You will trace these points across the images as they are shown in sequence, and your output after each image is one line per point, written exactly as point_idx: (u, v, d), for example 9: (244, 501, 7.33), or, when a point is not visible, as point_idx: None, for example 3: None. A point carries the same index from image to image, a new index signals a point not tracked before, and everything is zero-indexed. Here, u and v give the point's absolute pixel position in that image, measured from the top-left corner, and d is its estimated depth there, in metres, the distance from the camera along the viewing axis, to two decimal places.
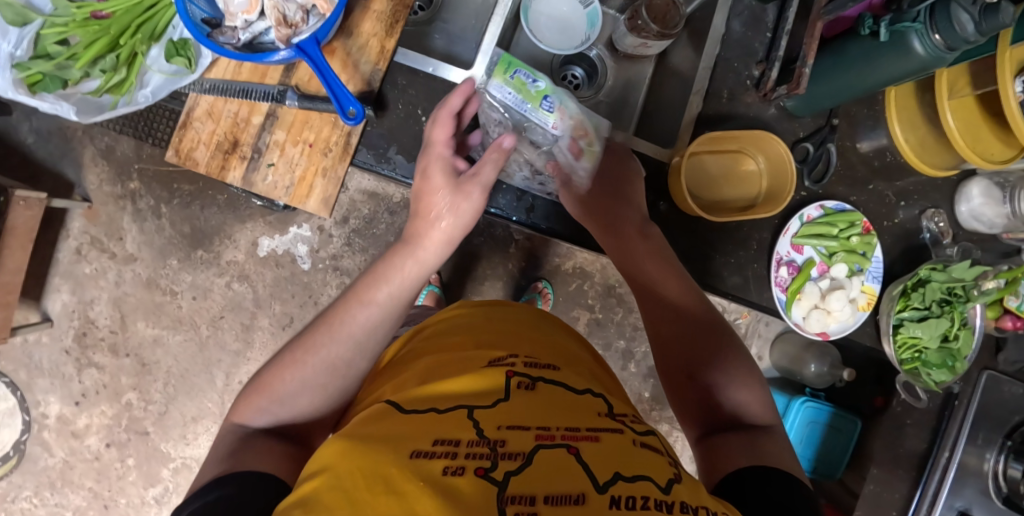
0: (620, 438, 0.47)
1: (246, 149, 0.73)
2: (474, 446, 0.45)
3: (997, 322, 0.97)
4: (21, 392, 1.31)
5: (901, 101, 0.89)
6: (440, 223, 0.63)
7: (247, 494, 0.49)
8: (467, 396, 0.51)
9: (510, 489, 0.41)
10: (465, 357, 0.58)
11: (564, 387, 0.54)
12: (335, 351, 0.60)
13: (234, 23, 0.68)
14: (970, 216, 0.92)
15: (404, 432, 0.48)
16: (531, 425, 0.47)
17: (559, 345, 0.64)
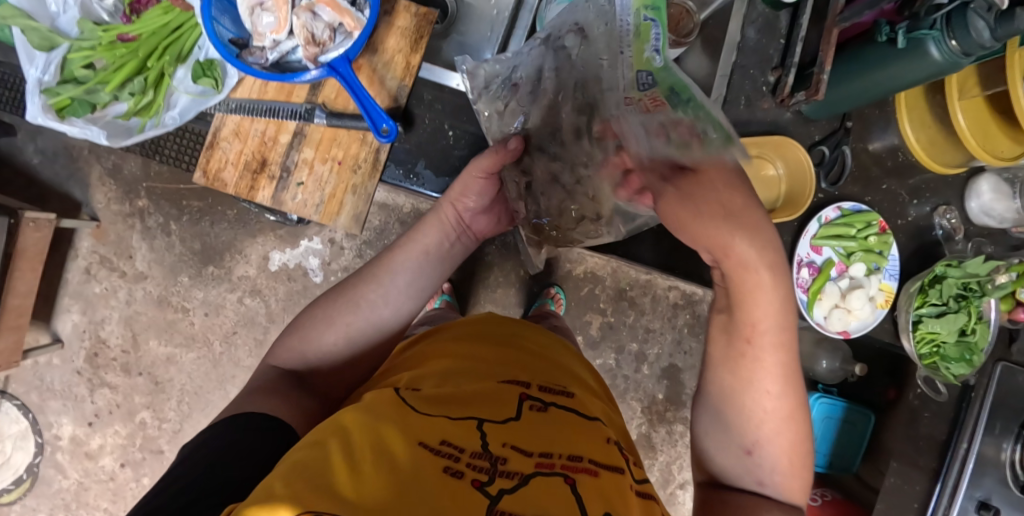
0: (616, 478, 0.47)
1: (274, 168, 0.74)
2: (477, 457, 0.46)
3: (1010, 315, 0.96)
4: (33, 414, 1.30)
5: (911, 100, 0.90)
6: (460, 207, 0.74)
7: (261, 428, 0.56)
8: (482, 406, 0.51)
9: (502, 504, 0.42)
10: (481, 368, 0.58)
11: (574, 414, 0.54)
12: (365, 292, 0.69)
13: (262, 43, 0.69)
14: (981, 212, 0.94)
15: (413, 419, 0.48)
16: (534, 451, 0.47)
17: (572, 370, 0.65)
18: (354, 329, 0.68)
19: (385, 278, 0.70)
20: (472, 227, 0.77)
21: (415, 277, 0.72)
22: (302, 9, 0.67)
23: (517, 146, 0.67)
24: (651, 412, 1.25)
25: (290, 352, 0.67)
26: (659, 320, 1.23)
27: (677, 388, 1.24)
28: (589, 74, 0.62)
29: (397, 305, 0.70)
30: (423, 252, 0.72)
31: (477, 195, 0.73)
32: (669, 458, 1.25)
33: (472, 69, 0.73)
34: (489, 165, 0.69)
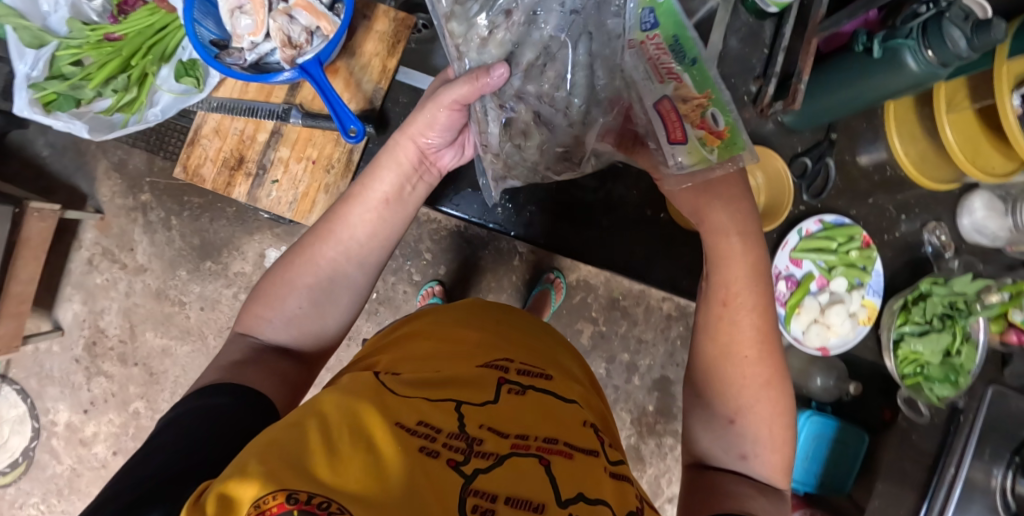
0: (595, 461, 0.44)
1: (251, 165, 0.75)
2: (453, 438, 0.43)
3: (1002, 337, 0.92)
4: (31, 400, 1.34)
5: (900, 113, 0.88)
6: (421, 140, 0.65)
7: (237, 406, 0.53)
8: (460, 388, 0.48)
9: (477, 483, 0.39)
10: (461, 351, 0.56)
11: (553, 396, 0.51)
12: (323, 250, 0.64)
13: (241, 44, 0.70)
14: (973, 229, 0.91)
15: (389, 401, 0.45)
16: (510, 432, 0.44)
17: (552, 357, 0.61)
18: (318, 291, 0.64)
19: (343, 233, 0.64)
20: (439, 162, 0.69)
21: (377, 228, 0.65)
22: (280, 13, 0.68)
23: (500, 77, 0.52)
24: (640, 423, 1.23)
25: (255, 320, 0.63)
26: (651, 331, 1.21)
27: (668, 400, 1.22)
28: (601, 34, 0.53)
29: (361, 259, 0.65)
30: (379, 199, 0.65)
31: (443, 129, 0.63)
32: (655, 472, 1.23)
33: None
34: (462, 97, 0.56)
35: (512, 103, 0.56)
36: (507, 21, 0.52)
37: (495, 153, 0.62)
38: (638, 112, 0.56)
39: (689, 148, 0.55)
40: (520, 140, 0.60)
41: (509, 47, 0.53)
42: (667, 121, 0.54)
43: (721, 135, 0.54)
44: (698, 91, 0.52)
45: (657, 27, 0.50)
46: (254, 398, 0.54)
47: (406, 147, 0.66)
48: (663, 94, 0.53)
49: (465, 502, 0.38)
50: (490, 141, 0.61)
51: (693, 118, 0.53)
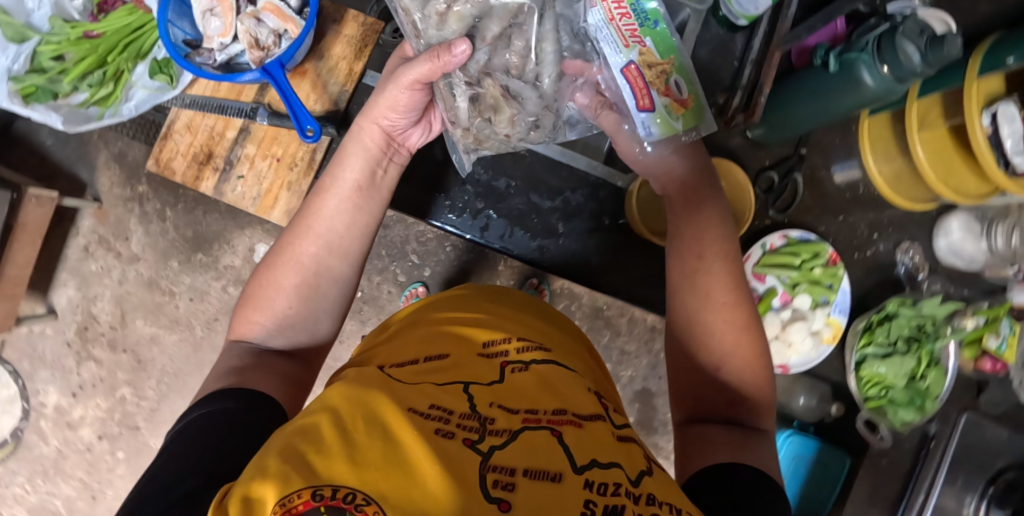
0: (600, 426, 0.44)
1: (219, 161, 0.78)
2: (466, 418, 0.43)
3: (976, 364, 0.90)
4: (23, 381, 1.37)
5: (874, 131, 0.86)
6: (383, 123, 0.64)
7: (249, 410, 0.49)
8: (464, 371, 0.48)
9: (495, 460, 0.39)
10: (459, 331, 0.55)
11: (557, 368, 0.51)
12: (302, 247, 0.61)
13: (211, 45, 0.73)
14: (949, 251, 0.90)
15: (397, 390, 0.45)
16: (520, 408, 0.44)
17: (548, 331, 0.60)
18: (306, 290, 0.61)
19: (320, 227, 0.62)
20: (407, 142, 0.68)
21: (354, 218, 0.63)
22: (248, 16, 0.71)
23: (462, 52, 0.52)
24: None
25: (246, 325, 0.60)
26: (635, 342, 1.19)
27: (647, 413, 1.21)
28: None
29: (343, 250, 0.62)
30: (350, 187, 0.63)
31: (406, 110, 0.62)
32: None
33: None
34: (422, 77, 0.56)
35: (477, 77, 0.56)
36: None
37: (465, 129, 0.62)
38: (603, 80, 0.62)
39: (657, 118, 0.61)
40: (490, 119, 0.60)
41: (472, 20, 0.53)
42: (635, 88, 0.60)
43: (684, 103, 0.62)
44: (659, 58, 0.60)
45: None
46: (264, 401, 0.51)
47: (370, 131, 0.65)
48: (629, 60, 0.59)
49: (485, 478, 0.38)
50: (459, 115, 0.60)
51: (658, 84, 0.60)
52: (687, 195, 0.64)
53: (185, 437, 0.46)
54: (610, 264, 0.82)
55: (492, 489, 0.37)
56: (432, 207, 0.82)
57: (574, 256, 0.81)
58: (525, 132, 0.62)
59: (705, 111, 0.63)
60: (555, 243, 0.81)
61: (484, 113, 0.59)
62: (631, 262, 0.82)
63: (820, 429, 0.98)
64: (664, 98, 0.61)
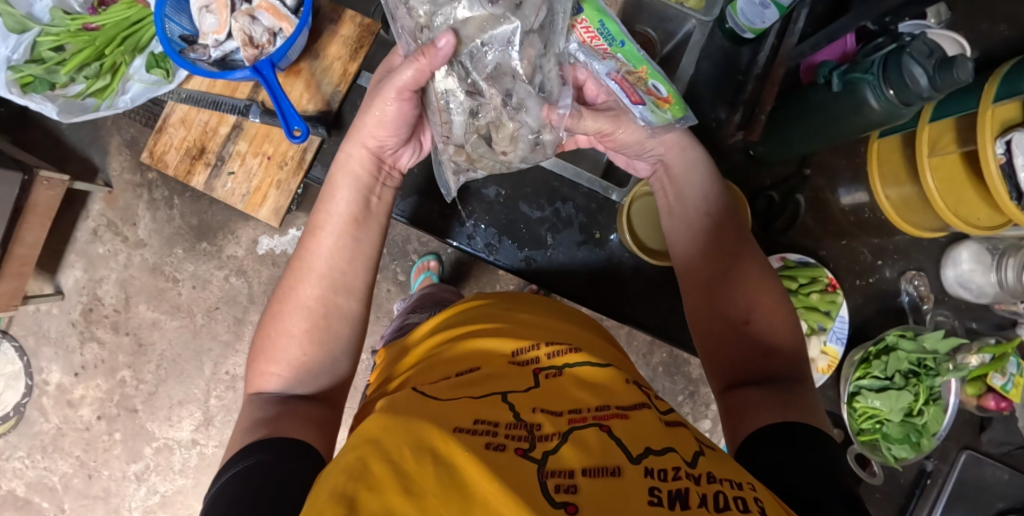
0: (648, 414, 0.42)
1: (211, 156, 0.78)
2: (512, 428, 0.41)
3: (979, 401, 0.87)
4: (27, 358, 1.37)
5: (883, 154, 0.84)
6: (367, 146, 0.63)
7: (284, 459, 0.47)
8: (500, 380, 0.47)
9: (551, 465, 0.37)
10: (479, 338, 0.53)
11: (588, 362, 0.48)
12: (307, 291, 0.59)
13: (206, 41, 0.74)
14: (957, 282, 0.86)
15: (436, 412, 0.43)
16: (564, 409, 0.42)
17: (583, 332, 0.57)
18: (318, 330, 0.58)
19: (320, 266, 0.60)
20: (398, 163, 0.67)
21: (355, 249, 0.62)
22: (242, 14, 0.72)
23: (447, 44, 0.51)
24: None
25: (263, 378, 0.57)
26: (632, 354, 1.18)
27: None
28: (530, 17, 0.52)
29: (347, 285, 0.61)
30: (344, 218, 0.62)
31: (393, 128, 0.61)
32: None
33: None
34: (407, 84, 0.55)
35: (475, 86, 0.56)
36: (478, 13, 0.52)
37: (459, 145, 0.61)
38: (594, 81, 0.60)
39: (648, 111, 0.58)
40: (490, 138, 0.59)
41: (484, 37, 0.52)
42: (621, 90, 0.57)
43: (666, 99, 0.57)
44: (635, 67, 0.54)
45: (583, 14, 0.52)
46: (302, 448, 0.49)
47: (358, 156, 0.64)
48: (608, 68, 0.56)
49: (546, 485, 0.36)
50: (453, 131, 0.59)
51: (640, 86, 0.55)
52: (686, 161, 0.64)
53: (232, 495, 0.44)
54: (603, 278, 0.80)
55: (555, 494, 0.35)
56: (448, 227, 0.80)
57: (564, 267, 0.80)
58: (528, 151, 0.61)
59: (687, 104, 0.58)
60: (544, 253, 0.79)
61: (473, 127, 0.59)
62: (621, 279, 0.80)
63: None
64: (648, 97, 0.57)
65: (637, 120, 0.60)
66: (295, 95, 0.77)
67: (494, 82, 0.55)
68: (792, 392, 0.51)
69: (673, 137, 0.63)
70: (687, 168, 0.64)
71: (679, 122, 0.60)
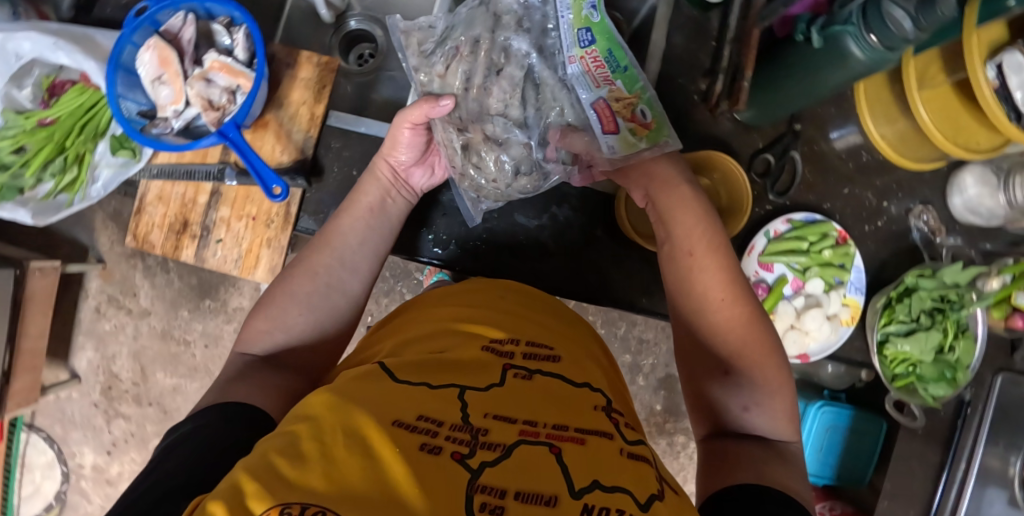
0: (606, 443, 0.45)
1: (196, 228, 0.77)
2: (456, 429, 0.44)
3: (1007, 322, 0.85)
4: (58, 445, 1.37)
5: (871, 94, 0.82)
6: (398, 155, 0.69)
7: (228, 421, 0.50)
8: (463, 375, 0.51)
9: (484, 478, 0.40)
10: (461, 338, 0.58)
11: (561, 379, 0.53)
12: (319, 258, 0.65)
13: (165, 113, 0.73)
14: (966, 209, 0.84)
15: (388, 398, 0.47)
16: (518, 418, 0.46)
17: (567, 333, 0.63)
18: (317, 299, 0.63)
19: (336, 241, 0.66)
20: (411, 181, 0.72)
21: (365, 234, 0.68)
22: (196, 79, 0.71)
23: (448, 106, 0.62)
24: (649, 424, 1.25)
25: (256, 334, 0.61)
26: (653, 330, 1.24)
27: (674, 399, 1.24)
28: (490, 65, 0.64)
29: (354, 265, 0.66)
30: (368, 208, 0.69)
31: (408, 148, 0.69)
32: None
33: (406, 32, 0.67)
34: (417, 117, 0.64)
35: (462, 124, 0.66)
36: (460, 58, 0.64)
37: (461, 172, 0.70)
38: (573, 116, 0.64)
39: (621, 138, 0.63)
40: (483, 166, 0.69)
41: (463, 82, 0.64)
42: (601, 118, 0.63)
43: (645, 127, 0.64)
44: (627, 94, 0.64)
45: (594, 45, 0.63)
46: (246, 411, 0.51)
47: (382, 168, 0.70)
48: (598, 96, 0.63)
49: (472, 499, 0.39)
50: (455, 154, 0.69)
51: (624, 113, 0.64)
52: (667, 189, 0.65)
53: (169, 445, 0.47)
54: (611, 275, 0.78)
55: (479, 511, 0.38)
56: (428, 244, 0.79)
57: (569, 270, 0.78)
58: (511, 178, 0.69)
59: (667, 132, 0.65)
60: (548, 259, 0.78)
61: (477, 172, 0.70)
62: (631, 270, 0.78)
63: (849, 397, 1.03)
64: (628, 124, 0.64)
65: (604, 154, 0.64)
66: (267, 149, 0.75)
67: (491, 118, 0.65)
68: (779, 448, 0.55)
69: (657, 167, 0.66)
70: (674, 209, 0.64)
71: (654, 149, 0.65)
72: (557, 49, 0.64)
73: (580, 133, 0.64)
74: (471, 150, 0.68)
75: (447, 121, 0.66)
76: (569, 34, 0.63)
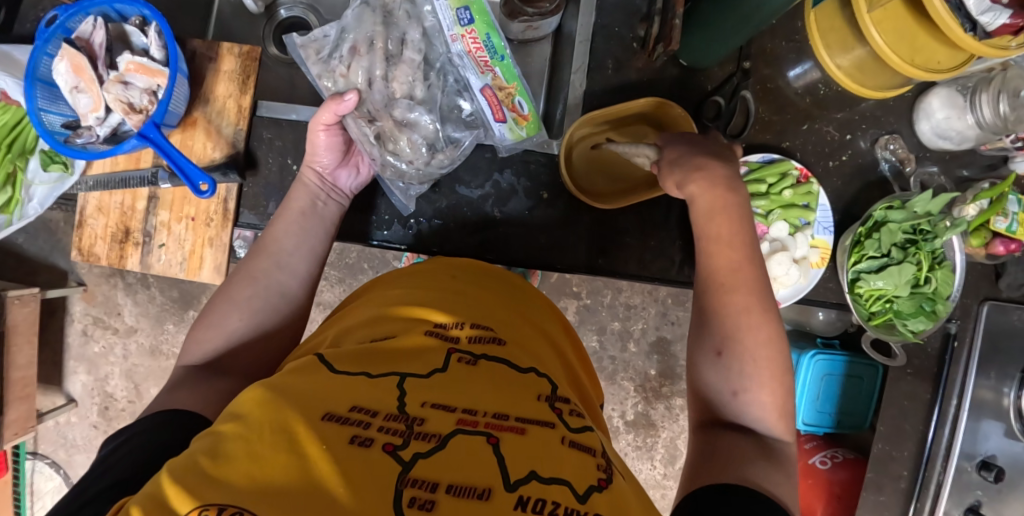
0: (548, 432, 0.40)
1: (138, 235, 0.75)
2: (390, 420, 0.38)
3: (987, 250, 0.82)
4: (64, 470, 1.35)
5: (823, 23, 0.76)
6: (318, 160, 0.67)
7: (163, 433, 0.46)
8: (403, 363, 0.45)
9: (416, 472, 0.35)
10: (405, 323, 0.51)
11: (508, 363, 0.47)
12: (257, 264, 0.61)
13: (88, 122, 0.71)
14: (936, 135, 0.80)
15: (319, 388, 0.40)
16: (456, 406, 0.40)
17: (521, 321, 0.56)
18: (258, 303, 0.59)
19: (272, 247, 0.63)
20: (338, 184, 0.70)
21: (301, 238, 0.64)
22: (113, 83, 0.70)
23: (354, 99, 0.62)
24: (645, 389, 1.23)
25: (196, 348, 0.56)
26: (639, 295, 1.21)
27: (667, 361, 1.21)
28: (386, 54, 0.67)
29: (292, 268, 0.62)
30: (297, 211, 0.65)
31: (328, 151, 0.67)
32: (661, 437, 1.23)
33: (303, 45, 0.69)
34: (328, 119, 0.63)
35: (370, 115, 0.67)
36: (358, 55, 0.66)
37: (384, 163, 0.70)
38: (470, 102, 0.72)
39: (509, 127, 0.72)
40: (394, 150, 0.69)
41: (365, 75, 0.66)
42: (490, 105, 0.70)
43: (526, 116, 0.73)
44: (506, 82, 0.70)
45: (474, 26, 0.67)
46: (182, 413, 0.49)
47: (307, 174, 0.67)
48: (484, 83, 0.69)
49: (401, 494, 0.34)
50: (368, 142, 0.68)
51: (507, 103, 0.71)
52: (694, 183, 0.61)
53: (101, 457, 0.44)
54: (563, 238, 0.76)
55: (407, 509, 0.33)
56: (377, 228, 0.76)
57: (520, 237, 0.76)
58: (428, 156, 0.71)
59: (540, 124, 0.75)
60: (498, 229, 0.76)
61: (400, 161, 0.70)
62: (584, 232, 0.76)
63: (843, 342, 1.01)
64: (512, 114, 0.72)
65: (499, 139, 0.73)
66: (198, 148, 0.73)
67: (399, 103, 0.68)
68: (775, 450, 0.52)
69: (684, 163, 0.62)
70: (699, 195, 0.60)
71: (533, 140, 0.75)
72: (437, 32, 0.69)
73: (472, 124, 0.73)
74: (383, 136, 0.68)
75: (357, 114, 0.66)
76: (449, 13, 0.67)
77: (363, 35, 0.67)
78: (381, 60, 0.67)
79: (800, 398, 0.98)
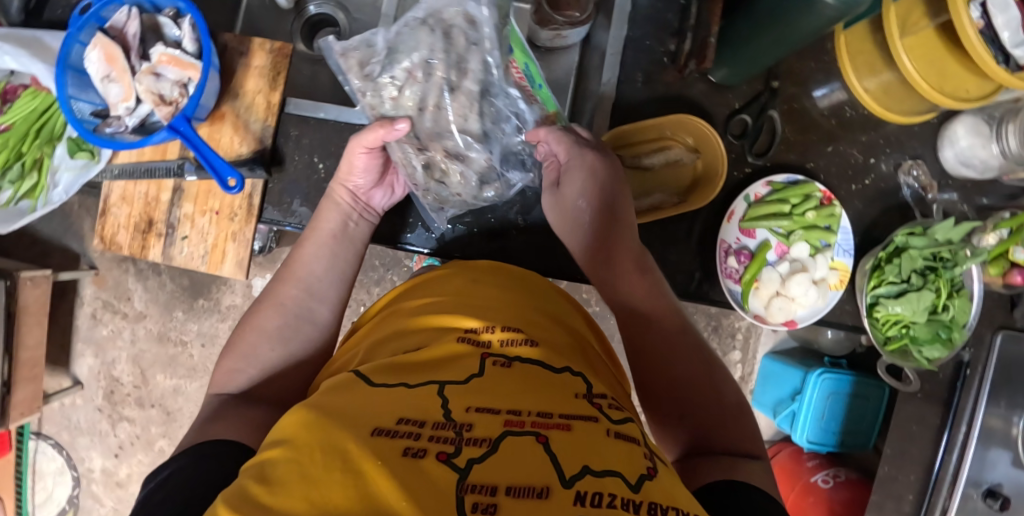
0: (593, 427, 0.39)
1: (161, 226, 0.76)
2: (439, 427, 0.38)
3: (1005, 279, 0.83)
4: (66, 452, 1.35)
5: (853, 45, 0.78)
6: (352, 180, 0.68)
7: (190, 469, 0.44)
8: (440, 371, 0.45)
9: (472, 477, 0.34)
10: (431, 332, 0.51)
11: (542, 366, 0.47)
12: (285, 291, 0.62)
13: (118, 112, 0.71)
14: (958, 162, 0.80)
15: (366, 404, 0.40)
16: (500, 408, 0.40)
17: (545, 322, 0.55)
18: (288, 331, 0.60)
19: (300, 271, 0.63)
20: (371, 203, 0.71)
21: (331, 262, 0.65)
22: (144, 74, 0.70)
23: (405, 128, 0.61)
24: None
25: (229, 375, 0.57)
26: None
27: None
28: (440, 85, 0.61)
29: (322, 294, 0.63)
30: (330, 233, 0.66)
31: (364, 173, 0.67)
32: None
33: (343, 55, 0.61)
34: (371, 142, 0.63)
35: (422, 145, 0.65)
36: (413, 80, 0.60)
37: (424, 188, 0.70)
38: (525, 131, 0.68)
39: None
40: (442, 178, 0.69)
41: (417, 103, 0.62)
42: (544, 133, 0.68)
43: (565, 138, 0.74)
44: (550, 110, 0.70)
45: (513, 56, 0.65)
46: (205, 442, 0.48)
47: (340, 192, 0.68)
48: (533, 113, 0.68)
49: (463, 500, 0.33)
50: (411, 166, 0.68)
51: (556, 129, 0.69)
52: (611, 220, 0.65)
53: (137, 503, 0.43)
54: None
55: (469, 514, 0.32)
56: (399, 231, 0.77)
57: (540, 245, 0.76)
58: (476, 188, 0.71)
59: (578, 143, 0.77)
60: (518, 236, 0.76)
61: (442, 189, 0.70)
62: None
63: (851, 362, 1.02)
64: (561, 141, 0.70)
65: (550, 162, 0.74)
66: (225, 141, 0.74)
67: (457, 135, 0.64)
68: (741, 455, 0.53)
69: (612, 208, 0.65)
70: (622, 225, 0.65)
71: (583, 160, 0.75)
72: (495, 61, 0.61)
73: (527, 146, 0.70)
74: (433, 167, 0.68)
75: (405, 141, 0.65)
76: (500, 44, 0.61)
77: (416, 62, 0.60)
78: (439, 89, 0.61)
79: (807, 416, 0.97)
